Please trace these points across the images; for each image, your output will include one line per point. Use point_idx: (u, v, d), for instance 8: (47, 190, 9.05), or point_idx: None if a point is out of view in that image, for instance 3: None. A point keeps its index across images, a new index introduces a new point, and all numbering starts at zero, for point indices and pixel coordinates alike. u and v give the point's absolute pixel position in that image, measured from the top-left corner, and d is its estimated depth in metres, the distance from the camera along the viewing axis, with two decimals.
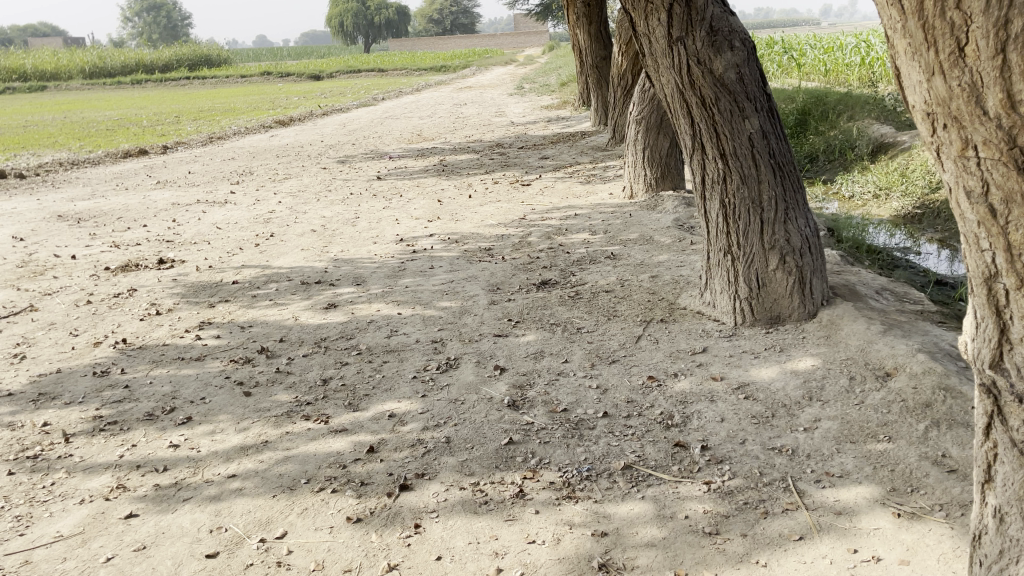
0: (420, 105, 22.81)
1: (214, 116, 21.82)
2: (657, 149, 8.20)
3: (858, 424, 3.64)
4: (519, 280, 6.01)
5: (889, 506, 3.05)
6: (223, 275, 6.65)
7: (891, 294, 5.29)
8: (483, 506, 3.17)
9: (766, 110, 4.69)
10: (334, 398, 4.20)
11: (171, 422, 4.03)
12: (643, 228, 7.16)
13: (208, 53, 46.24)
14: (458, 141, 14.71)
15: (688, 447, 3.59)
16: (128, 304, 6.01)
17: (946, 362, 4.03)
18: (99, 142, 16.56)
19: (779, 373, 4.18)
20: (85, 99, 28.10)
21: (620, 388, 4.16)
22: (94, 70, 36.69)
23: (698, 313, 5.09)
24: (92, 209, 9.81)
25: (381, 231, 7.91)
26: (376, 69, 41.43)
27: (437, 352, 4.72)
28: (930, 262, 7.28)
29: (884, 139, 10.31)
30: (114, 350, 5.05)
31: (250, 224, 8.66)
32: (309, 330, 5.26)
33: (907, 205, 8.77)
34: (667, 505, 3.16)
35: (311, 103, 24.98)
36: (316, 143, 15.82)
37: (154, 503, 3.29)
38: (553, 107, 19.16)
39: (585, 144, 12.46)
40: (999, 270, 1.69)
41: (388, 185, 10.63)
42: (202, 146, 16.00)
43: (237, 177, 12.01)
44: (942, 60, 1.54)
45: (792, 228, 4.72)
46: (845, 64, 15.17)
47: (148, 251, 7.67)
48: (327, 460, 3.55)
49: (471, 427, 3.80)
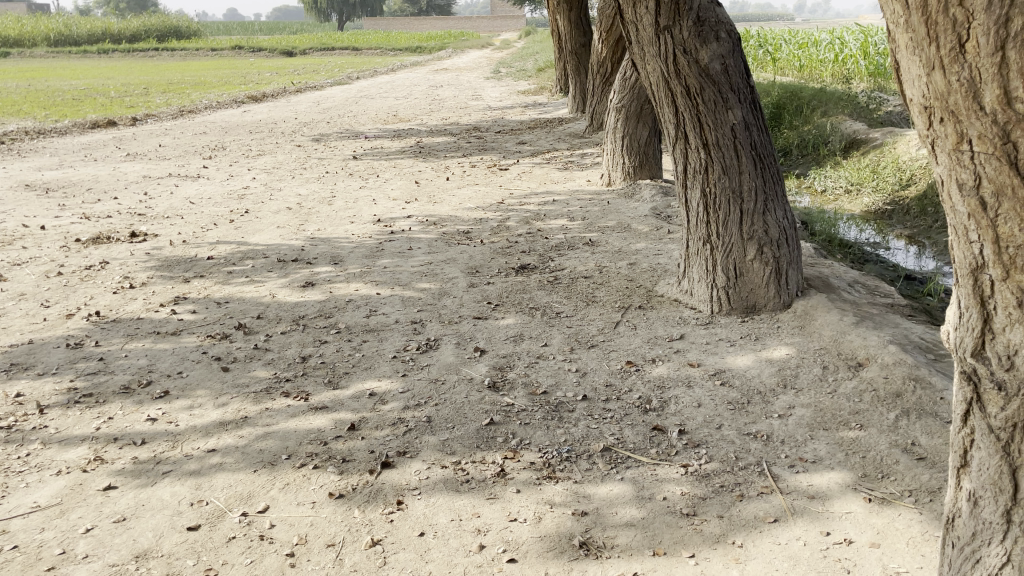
0: (395, 86, 22.65)
1: (184, 89, 21.48)
2: (636, 138, 8.26)
3: (831, 412, 3.73)
4: (497, 264, 6.04)
5: (861, 492, 3.14)
6: (197, 250, 6.58)
7: (862, 287, 5.40)
8: (464, 484, 3.20)
9: (749, 102, 4.75)
10: (314, 376, 4.20)
11: (148, 395, 4.00)
12: (620, 216, 7.21)
13: (178, 25, 45.28)
14: (435, 123, 14.66)
15: (666, 431, 3.65)
16: (101, 277, 5.93)
17: (916, 354, 4.13)
18: (66, 111, 16.20)
19: (754, 361, 4.26)
20: (49, 67, 27.45)
21: (599, 372, 4.21)
22: (59, 37, 35.82)
23: (675, 301, 5.16)
24: (61, 179, 9.62)
25: (358, 211, 7.87)
26: (350, 47, 41.00)
27: (417, 333, 4.73)
28: (898, 257, 7.43)
29: (856, 136, 10.48)
30: (88, 323, 4.98)
31: (224, 200, 8.57)
32: (287, 307, 5.23)
33: (877, 202, 8.93)
34: (645, 486, 3.22)
35: (285, 80, 24.69)
36: (290, 120, 15.64)
37: (132, 476, 3.27)
38: (530, 93, 19.13)
39: (563, 130, 12.49)
40: (987, 262, 1.75)
41: (364, 165, 10.57)
42: (172, 119, 15.74)
43: (210, 152, 11.84)
44: (942, 55, 1.59)
45: (771, 220, 4.80)
46: (819, 61, 15.36)
47: (119, 224, 7.55)
48: (308, 437, 3.55)
49: (452, 407, 3.82)
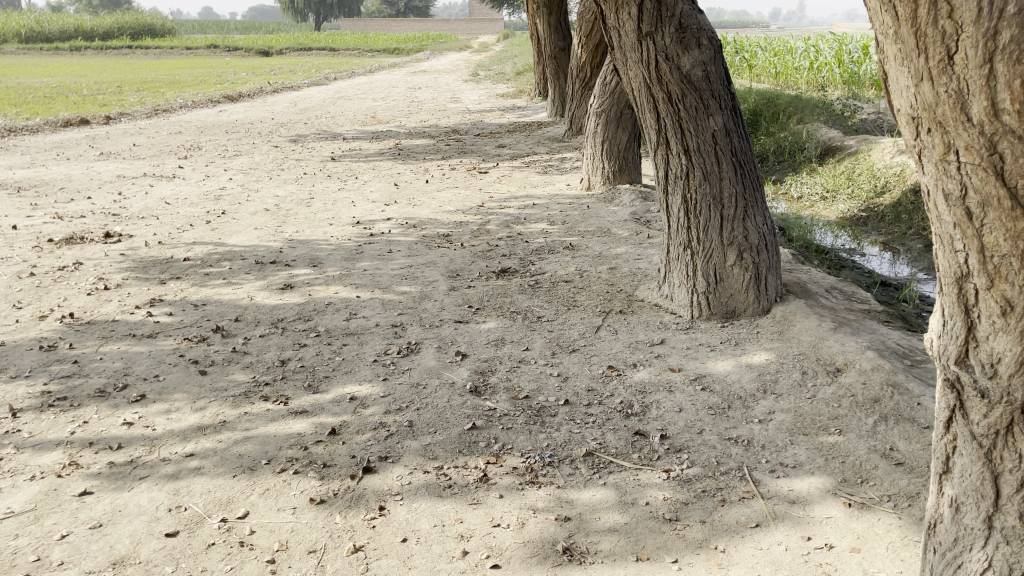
0: (373, 88, 22.54)
1: (159, 87, 21.25)
2: (615, 143, 8.28)
3: (811, 417, 3.76)
4: (478, 267, 6.03)
5: (841, 496, 3.17)
6: (173, 251, 6.50)
7: (839, 293, 5.46)
8: (446, 490, 3.18)
9: (729, 109, 4.78)
10: (293, 379, 4.17)
11: (124, 399, 3.94)
12: (600, 221, 7.23)
13: (152, 23, 44.69)
14: (413, 125, 14.62)
15: (648, 435, 3.66)
16: (74, 278, 5.83)
17: (894, 360, 4.18)
18: (38, 109, 15.95)
19: (734, 367, 4.28)
20: (19, 64, 27.07)
21: (581, 376, 4.21)
22: (30, 34, 35.31)
23: (656, 306, 5.18)
24: (33, 178, 9.47)
25: (337, 213, 7.83)
26: (327, 48, 40.80)
27: (398, 336, 4.70)
28: (873, 263, 7.52)
29: (832, 143, 10.60)
30: (61, 325, 4.90)
31: (200, 200, 8.48)
32: (265, 310, 5.18)
33: (852, 208, 9.04)
34: (628, 491, 3.22)
35: (261, 79, 24.52)
36: (267, 121, 15.51)
37: (108, 481, 3.22)
38: (509, 96, 19.15)
39: (542, 134, 12.51)
40: (971, 271, 1.78)
41: (343, 167, 10.52)
42: (147, 118, 15.57)
43: (186, 152, 11.72)
44: (931, 67, 1.61)
45: (750, 226, 4.83)
46: (795, 68, 15.53)
47: (93, 224, 7.44)
48: (288, 441, 3.51)
49: (433, 411, 3.80)
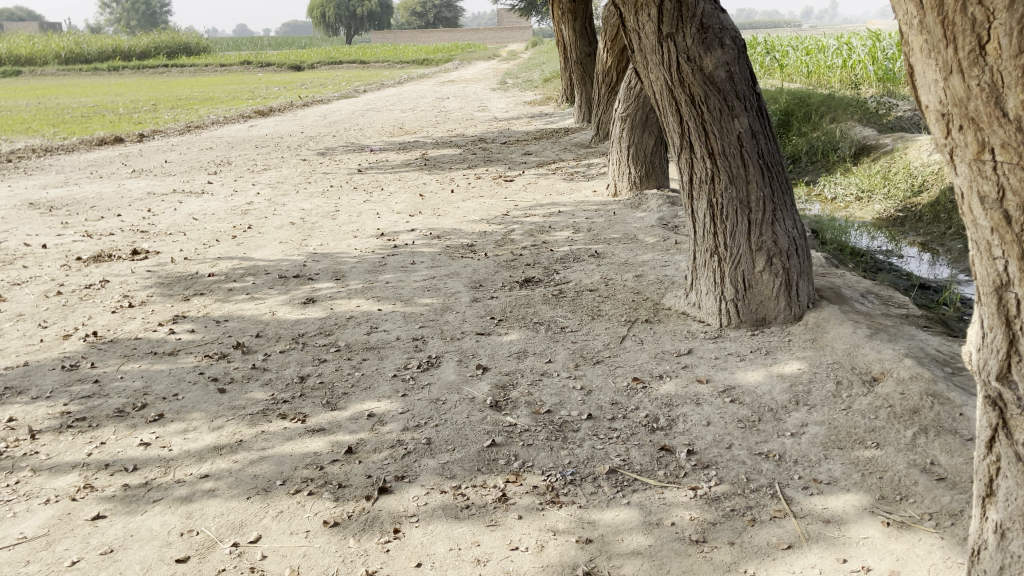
0: (402, 98, 22.65)
1: (192, 104, 21.56)
2: (641, 147, 8.15)
3: (846, 430, 3.59)
4: (501, 278, 5.93)
5: (879, 515, 3.00)
6: (198, 266, 6.49)
7: (876, 298, 5.27)
8: (464, 511, 3.08)
9: (755, 110, 4.61)
10: (311, 397, 4.10)
11: (142, 418, 3.90)
12: (627, 227, 7.10)
13: (187, 41, 45.34)
14: (440, 135, 14.62)
15: (674, 451, 3.52)
16: (100, 296, 5.85)
17: (934, 368, 3.98)
18: (75, 129, 16.24)
19: (765, 377, 4.12)
20: (59, 84, 27.73)
21: (604, 390, 4.09)
22: (70, 55, 36.12)
23: (683, 314, 5.04)
24: (65, 197, 9.58)
25: (362, 225, 7.79)
26: (357, 60, 41.14)
27: (418, 350, 4.62)
28: (911, 265, 7.28)
29: (867, 142, 10.34)
30: (85, 343, 4.90)
31: (227, 215, 8.50)
32: (287, 325, 5.14)
33: (889, 208, 8.79)
34: (653, 511, 3.09)
35: (291, 93, 24.78)
36: (296, 134, 15.61)
37: (122, 504, 3.17)
38: (536, 103, 19.07)
39: (569, 140, 12.41)
40: (1012, 279, 1.64)
41: (369, 178, 10.51)
42: (179, 135, 15.75)
43: (215, 168, 11.81)
44: (961, 58, 1.52)
45: (779, 230, 4.67)
46: (827, 67, 15.28)
47: (121, 241, 7.49)
48: (304, 461, 3.44)
49: (452, 428, 3.71)
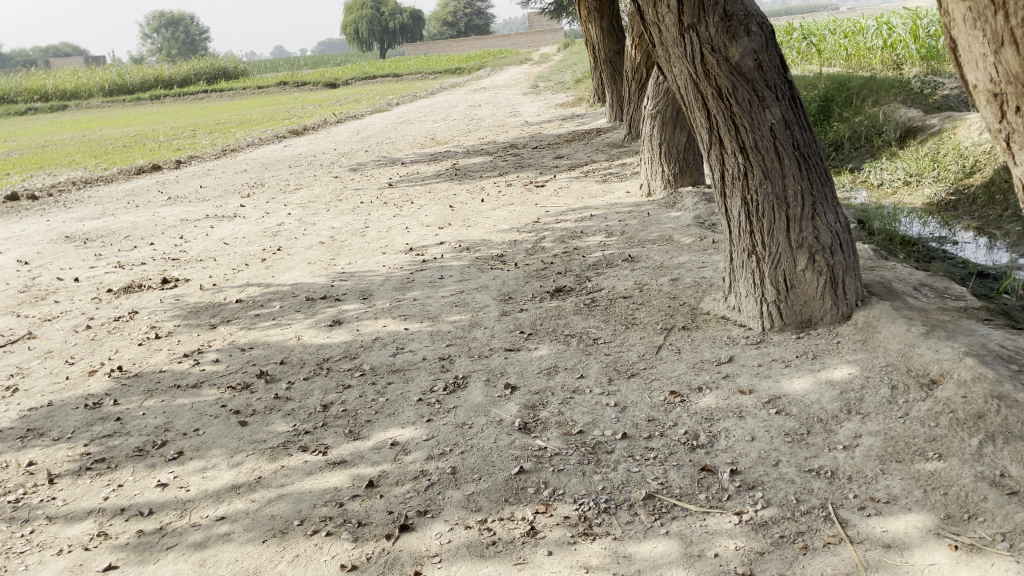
0: (435, 109, 22.64)
1: (229, 128, 21.82)
2: (673, 144, 7.91)
3: (904, 440, 3.30)
4: (531, 288, 5.73)
5: (945, 538, 2.72)
6: (226, 293, 6.41)
7: (930, 291, 4.93)
8: (489, 548, 2.88)
9: (788, 98, 4.32)
10: (334, 426, 3.93)
11: (161, 457, 3.78)
12: (661, 228, 6.84)
13: (225, 64, 45.90)
14: (472, 143, 14.49)
15: (716, 471, 3.27)
16: (128, 328, 5.80)
17: (998, 366, 3.66)
18: (116, 159, 16.46)
19: (813, 385, 3.84)
20: (104, 116, 28.48)
21: (640, 405, 3.85)
22: (113, 87, 36.85)
23: (722, 318, 4.79)
24: (100, 228, 9.65)
25: (391, 241, 7.66)
26: (391, 73, 41.37)
27: (445, 370, 4.44)
28: (967, 251, 6.88)
29: (912, 123, 9.91)
30: (109, 379, 4.82)
31: (257, 237, 8.45)
32: (312, 350, 4.99)
33: (939, 192, 8.37)
34: (693, 541, 2.85)
35: (326, 111, 24.95)
36: (329, 152, 15.61)
37: (134, 553, 3.04)
38: (568, 105, 18.81)
39: (601, 141, 12.17)
40: None
41: (399, 192, 10.40)
42: (215, 159, 15.88)
43: (249, 190, 11.83)
44: (1013, 27, 1.53)
45: (821, 224, 4.37)
46: (867, 49, 14.83)
47: (153, 270, 7.47)
48: (323, 498, 3.28)
49: (478, 454, 3.51)
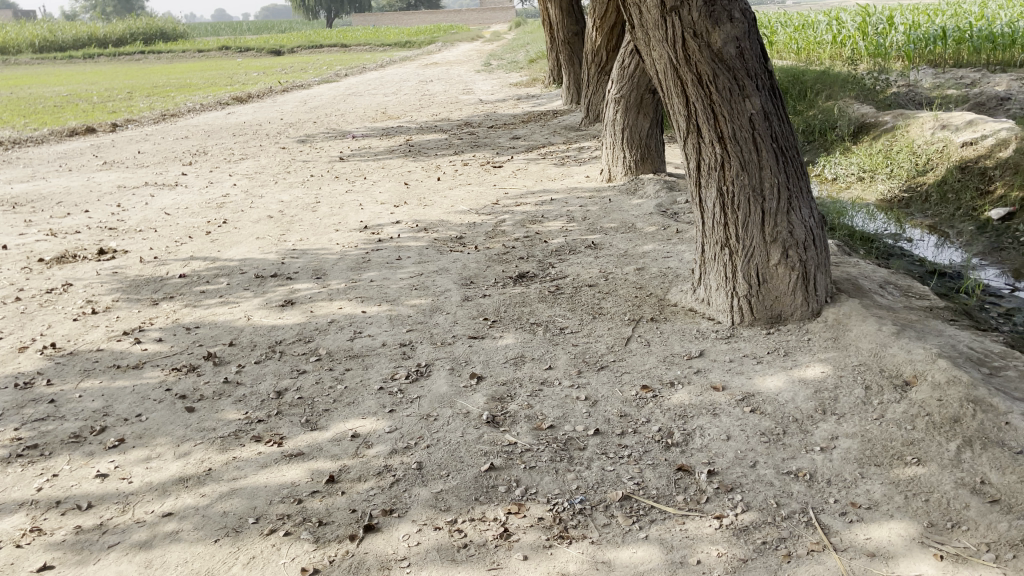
0: (384, 82, 22.13)
1: (168, 91, 20.95)
2: (636, 130, 7.79)
3: (882, 443, 3.25)
4: (494, 273, 5.56)
5: (929, 547, 2.68)
6: (168, 267, 6.07)
7: (895, 289, 4.92)
8: (461, 552, 2.72)
9: (768, 89, 4.21)
10: (289, 415, 3.71)
11: (100, 444, 3.51)
12: (624, 215, 6.72)
13: (164, 26, 44.22)
14: (424, 119, 14.15)
15: (692, 472, 3.17)
16: (61, 302, 5.42)
17: (970, 369, 3.64)
18: (46, 119, 15.61)
19: (787, 384, 3.77)
20: (33, 73, 27.03)
21: (611, 400, 3.73)
22: (43, 44, 35.00)
23: (690, 311, 4.70)
24: (29, 193, 9.08)
25: (344, 218, 7.38)
26: (338, 44, 40.32)
27: (406, 358, 4.24)
28: (921, 250, 6.94)
29: (866, 118, 9.98)
30: (41, 357, 4.49)
31: (201, 209, 8.06)
32: (263, 331, 4.73)
33: (893, 189, 8.43)
34: (675, 547, 2.75)
35: (271, 79, 24.14)
36: (276, 121, 15.08)
37: (72, 551, 2.80)
38: (522, 85, 18.54)
39: (558, 123, 11.99)
40: None
41: (351, 166, 10.07)
42: (153, 124, 15.18)
43: (191, 158, 11.32)
44: None
45: (795, 219, 4.30)
46: (817, 44, 14.95)
47: (88, 240, 7.04)
48: (280, 493, 3.07)
49: (445, 449, 3.34)
